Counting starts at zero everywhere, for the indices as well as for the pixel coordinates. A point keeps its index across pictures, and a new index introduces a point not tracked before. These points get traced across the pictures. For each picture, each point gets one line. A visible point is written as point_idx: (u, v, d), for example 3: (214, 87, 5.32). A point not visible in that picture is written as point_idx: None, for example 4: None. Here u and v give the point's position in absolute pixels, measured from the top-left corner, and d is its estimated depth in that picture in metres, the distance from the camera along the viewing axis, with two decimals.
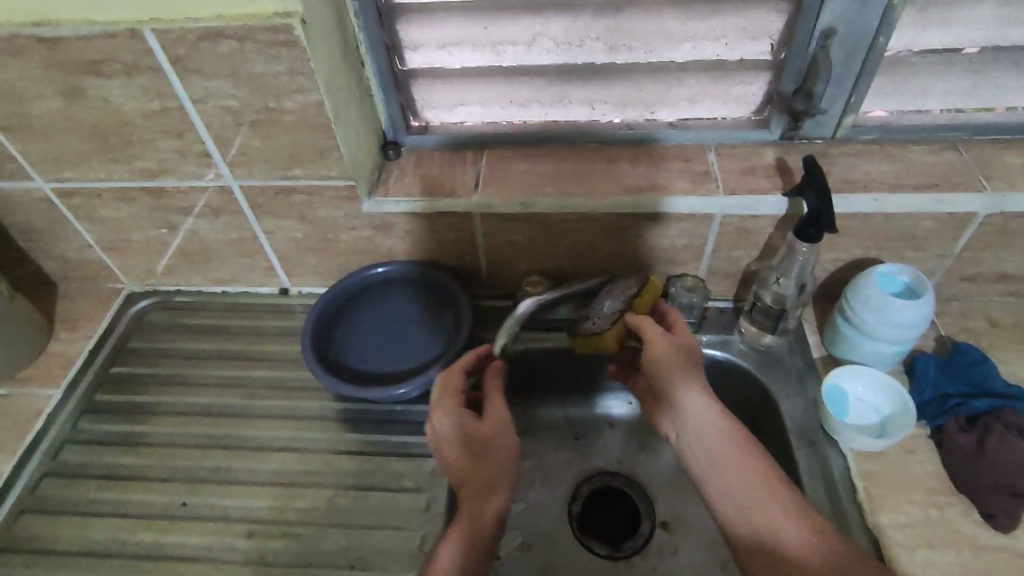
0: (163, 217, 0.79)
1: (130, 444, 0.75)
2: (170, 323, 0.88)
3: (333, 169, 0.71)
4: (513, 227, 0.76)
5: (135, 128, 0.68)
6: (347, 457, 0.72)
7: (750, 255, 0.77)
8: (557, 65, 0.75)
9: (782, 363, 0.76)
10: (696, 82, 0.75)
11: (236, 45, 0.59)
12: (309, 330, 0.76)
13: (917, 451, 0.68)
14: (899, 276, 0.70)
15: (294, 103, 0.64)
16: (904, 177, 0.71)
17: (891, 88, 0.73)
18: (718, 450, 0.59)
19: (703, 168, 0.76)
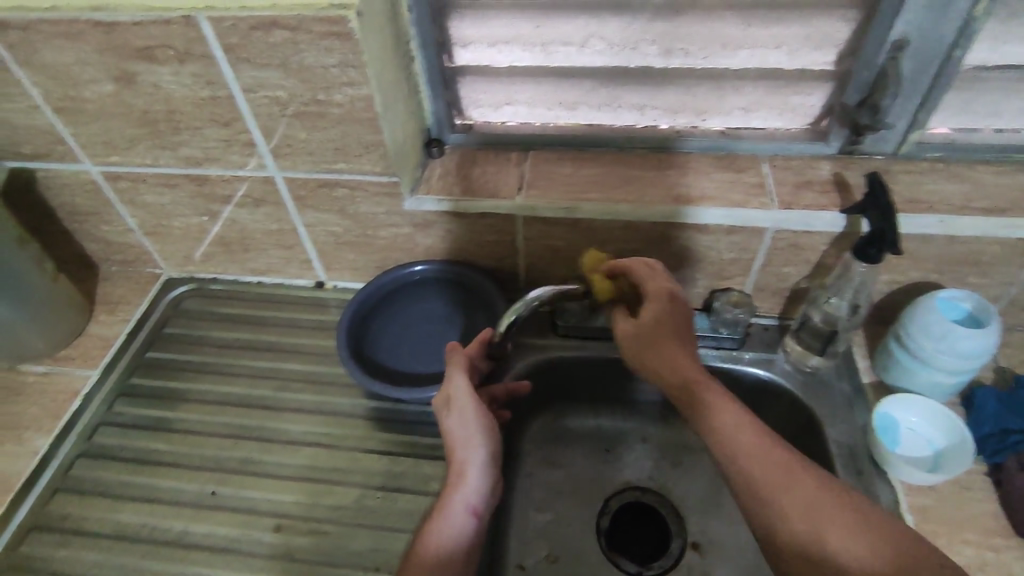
0: (205, 205, 0.79)
1: (162, 429, 0.75)
2: (206, 311, 0.88)
3: (377, 164, 0.70)
4: (556, 232, 0.75)
5: (184, 115, 0.68)
6: (376, 456, 0.71)
7: (801, 272, 0.74)
8: (608, 68, 0.73)
9: (828, 386, 0.74)
10: (753, 90, 0.73)
11: (289, 36, 0.59)
12: (344, 325, 0.76)
13: (972, 488, 0.64)
14: (962, 302, 0.67)
15: (342, 96, 0.64)
16: (972, 199, 0.68)
17: (962, 104, 0.69)
18: (754, 450, 0.54)
19: (756, 180, 0.73)
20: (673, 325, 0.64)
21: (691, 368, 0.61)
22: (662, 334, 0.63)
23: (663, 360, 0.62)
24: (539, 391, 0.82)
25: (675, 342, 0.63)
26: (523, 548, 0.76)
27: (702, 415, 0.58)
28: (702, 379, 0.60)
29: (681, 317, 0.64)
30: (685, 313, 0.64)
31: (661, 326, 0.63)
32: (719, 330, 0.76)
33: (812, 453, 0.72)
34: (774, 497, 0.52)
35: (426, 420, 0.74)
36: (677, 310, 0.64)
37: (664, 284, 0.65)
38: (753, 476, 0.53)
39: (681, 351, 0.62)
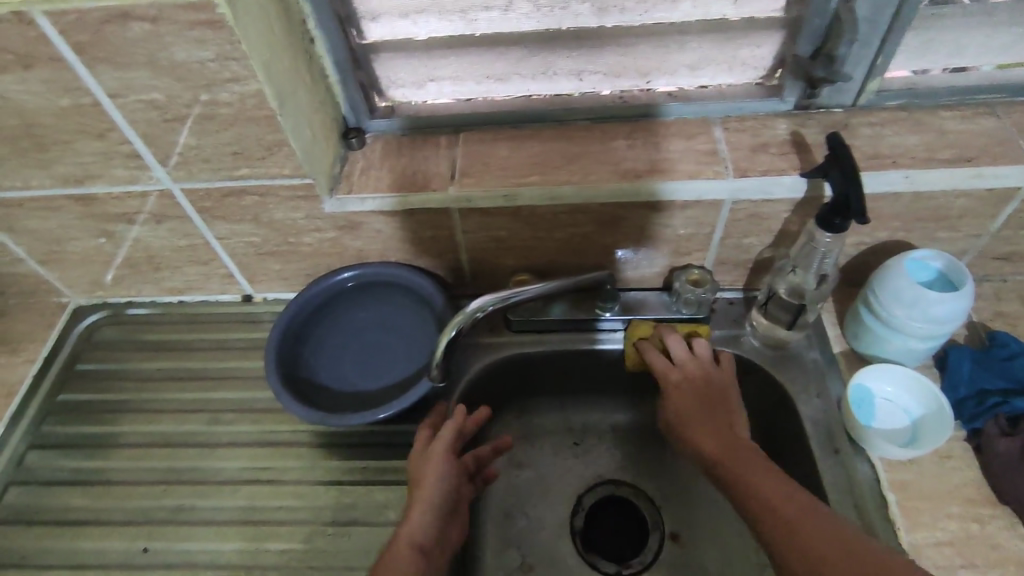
0: (99, 226, 0.69)
1: (82, 483, 0.68)
2: (124, 340, 0.79)
3: (286, 166, 0.62)
4: (498, 222, 0.68)
5: (48, 129, 0.58)
6: (323, 489, 0.65)
7: (763, 242, 0.69)
8: (538, 33, 0.65)
9: (798, 359, 0.70)
10: (699, 46, 0.66)
11: (149, 28, 0.49)
12: (272, 348, 0.68)
13: (953, 457, 0.61)
14: (931, 262, 0.63)
15: (229, 94, 0.54)
16: (937, 149, 0.63)
17: (922, 44, 0.63)
18: (745, 467, 0.57)
19: (709, 147, 0.67)
20: (718, 407, 0.65)
21: (720, 435, 0.62)
22: (691, 407, 0.65)
23: (698, 435, 0.63)
24: (498, 391, 0.76)
25: (731, 415, 0.65)
26: (494, 561, 0.71)
27: (734, 468, 0.57)
28: (740, 440, 0.61)
29: (718, 396, 0.66)
30: (727, 385, 0.67)
31: (692, 399, 0.65)
32: (681, 309, 0.72)
33: (786, 432, 0.68)
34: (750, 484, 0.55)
35: (376, 441, 0.68)
36: (729, 399, 0.66)
37: (699, 376, 0.67)
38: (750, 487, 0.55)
39: (730, 433, 0.62)
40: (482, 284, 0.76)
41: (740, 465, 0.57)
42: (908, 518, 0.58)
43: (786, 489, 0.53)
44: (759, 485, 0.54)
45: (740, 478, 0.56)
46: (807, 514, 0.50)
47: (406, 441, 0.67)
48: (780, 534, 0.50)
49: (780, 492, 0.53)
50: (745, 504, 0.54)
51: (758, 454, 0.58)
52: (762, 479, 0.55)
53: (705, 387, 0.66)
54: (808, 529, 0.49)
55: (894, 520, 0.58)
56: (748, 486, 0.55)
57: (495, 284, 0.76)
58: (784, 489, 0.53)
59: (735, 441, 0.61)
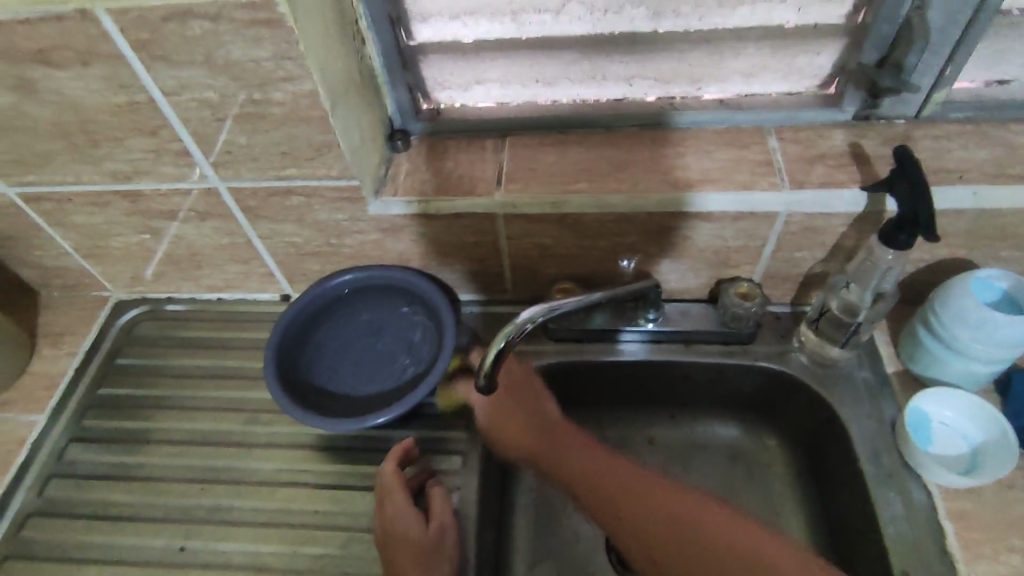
0: (145, 222, 0.70)
1: (120, 477, 0.68)
2: (163, 336, 0.79)
3: (334, 167, 0.61)
4: (542, 228, 0.67)
5: (101, 125, 0.58)
6: (359, 494, 0.64)
7: (816, 256, 0.66)
8: (590, 37, 0.64)
9: (848, 378, 0.67)
10: (756, 53, 0.64)
11: (208, 26, 0.49)
12: (272, 349, 0.67)
13: (1016, 487, 0.59)
14: (997, 282, 0.60)
15: (282, 93, 0.54)
16: (1007, 165, 0.60)
17: (994, 55, 0.61)
18: (586, 471, 0.60)
19: (764, 157, 0.65)
20: (532, 401, 0.64)
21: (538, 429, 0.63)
22: (516, 410, 0.63)
23: (517, 442, 0.63)
24: None
25: (538, 402, 0.65)
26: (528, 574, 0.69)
27: (567, 463, 0.61)
28: (557, 436, 0.63)
29: (525, 392, 0.64)
30: (524, 380, 0.65)
31: (511, 404, 0.63)
32: (727, 324, 0.70)
33: (835, 453, 0.66)
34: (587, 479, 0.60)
35: None
36: (531, 382, 0.66)
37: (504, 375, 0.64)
38: (591, 483, 0.59)
39: (542, 418, 0.64)
40: (521, 290, 0.75)
41: (562, 453, 0.62)
42: (967, 550, 0.56)
43: (615, 478, 0.59)
44: (599, 473, 0.60)
45: (583, 468, 0.60)
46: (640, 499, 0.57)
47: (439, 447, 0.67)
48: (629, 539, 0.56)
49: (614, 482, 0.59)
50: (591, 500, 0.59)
51: (575, 440, 0.63)
52: (598, 475, 0.60)
53: (517, 387, 0.64)
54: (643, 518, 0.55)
55: (952, 551, 0.56)
56: (584, 479, 0.60)
57: (535, 291, 0.75)
58: (622, 483, 0.58)
59: (550, 434, 0.63)
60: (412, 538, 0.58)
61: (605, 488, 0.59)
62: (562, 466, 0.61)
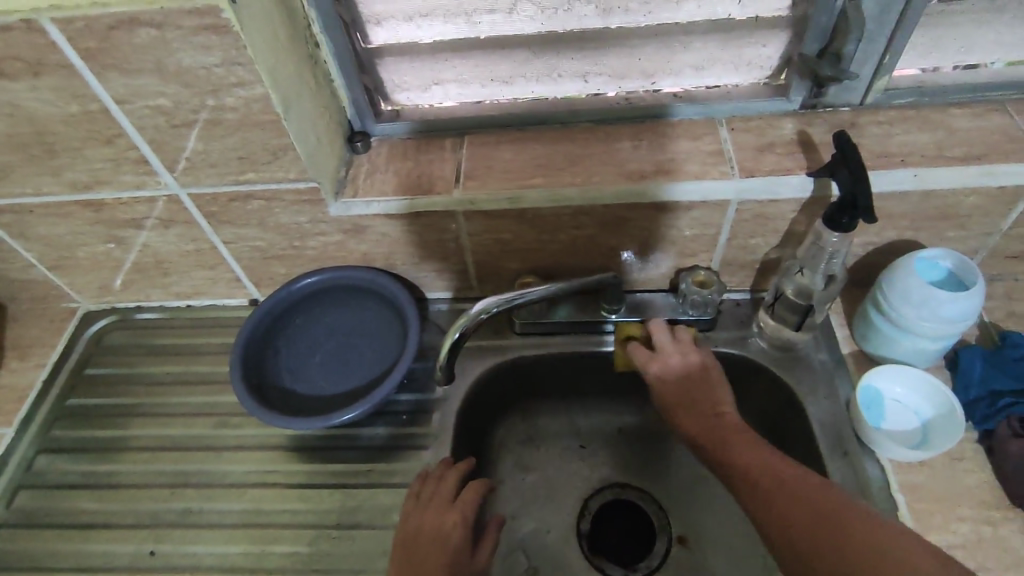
0: (108, 231, 0.70)
1: (91, 485, 0.68)
2: (133, 344, 0.80)
3: (291, 170, 0.62)
4: (502, 224, 0.68)
5: (57, 135, 0.59)
6: (329, 492, 0.65)
7: (770, 242, 0.68)
8: (542, 35, 0.65)
9: (805, 361, 0.69)
10: (704, 46, 0.65)
11: (155, 34, 0.50)
12: (238, 350, 0.68)
13: (965, 459, 0.60)
14: (941, 261, 0.62)
15: (234, 98, 0.55)
16: (946, 148, 0.62)
17: (931, 42, 0.63)
18: (760, 473, 0.55)
19: (715, 147, 0.66)
20: (699, 385, 0.64)
21: (702, 422, 0.62)
22: (692, 385, 0.64)
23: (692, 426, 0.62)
24: (503, 390, 0.76)
25: (709, 387, 0.64)
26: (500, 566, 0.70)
27: (724, 452, 0.58)
28: (724, 429, 0.60)
29: (700, 378, 0.65)
30: (704, 366, 0.65)
31: (682, 381, 0.65)
32: (687, 311, 0.71)
33: (795, 434, 0.68)
34: (752, 481, 0.54)
35: (378, 444, 0.68)
36: (707, 369, 0.65)
37: (678, 361, 0.66)
38: (761, 484, 0.54)
39: (708, 416, 0.62)
40: (487, 286, 0.76)
41: (733, 452, 0.58)
42: (919, 521, 0.57)
43: (791, 478, 0.53)
44: (765, 473, 0.54)
45: (735, 456, 0.57)
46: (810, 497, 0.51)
47: (408, 444, 0.67)
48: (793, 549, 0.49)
49: (770, 475, 0.54)
50: (744, 492, 0.55)
51: (745, 438, 0.59)
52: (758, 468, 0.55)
53: (683, 374, 0.65)
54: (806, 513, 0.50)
55: (904, 524, 0.57)
56: (748, 474, 0.55)
57: (500, 286, 0.76)
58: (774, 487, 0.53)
59: (718, 428, 0.61)
60: (450, 548, 0.58)
61: (768, 483, 0.53)
62: (731, 463, 0.57)
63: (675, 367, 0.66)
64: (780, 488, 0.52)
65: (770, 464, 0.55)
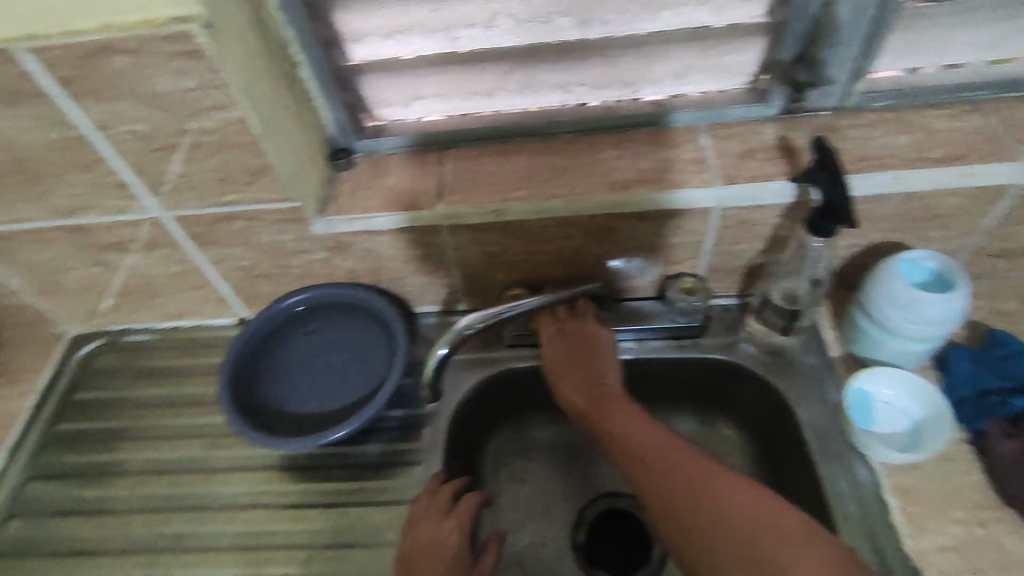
0: (93, 255, 0.70)
1: (80, 512, 0.68)
2: (122, 367, 0.79)
3: (273, 190, 0.62)
4: (487, 237, 0.68)
5: (38, 162, 0.59)
6: (320, 512, 0.65)
7: (755, 248, 0.68)
8: (521, 48, 0.65)
9: (794, 364, 0.69)
10: (683, 55, 0.66)
11: (132, 61, 0.50)
12: (227, 370, 0.68)
13: (955, 460, 0.60)
14: (925, 262, 0.62)
15: (213, 121, 0.55)
16: (926, 149, 0.63)
17: (907, 45, 0.63)
18: (647, 449, 0.56)
19: (696, 155, 0.67)
20: (587, 353, 0.68)
21: (588, 395, 0.65)
22: (581, 354, 0.67)
23: (574, 394, 0.66)
24: (495, 403, 0.75)
25: (598, 359, 0.67)
26: None
27: (609, 426, 0.61)
28: (604, 400, 0.64)
29: (589, 346, 0.68)
30: (590, 338, 0.69)
31: (570, 349, 0.68)
32: (675, 318, 0.71)
33: (786, 439, 0.67)
34: (644, 454, 0.56)
35: (369, 461, 0.67)
36: (598, 340, 0.69)
37: (574, 328, 0.69)
38: (643, 456, 0.56)
39: (600, 389, 0.65)
40: (474, 299, 0.76)
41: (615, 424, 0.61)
42: (910, 523, 0.57)
43: (668, 452, 0.55)
44: (648, 448, 0.56)
45: (617, 433, 0.60)
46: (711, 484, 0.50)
47: (398, 459, 0.67)
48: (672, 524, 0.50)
49: (651, 449, 0.56)
50: (631, 469, 0.56)
51: (628, 411, 0.62)
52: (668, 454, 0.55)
53: (581, 342, 0.68)
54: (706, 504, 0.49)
55: (897, 527, 0.57)
56: (629, 447, 0.58)
57: (488, 298, 0.76)
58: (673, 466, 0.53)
59: (603, 397, 0.64)
60: (447, 559, 0.58)
61: (650, 456, 0.55)
62: (610, 432, 0.60)
63: (569, 333, 0.69)
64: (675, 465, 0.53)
65: (657, 437, 0.57)
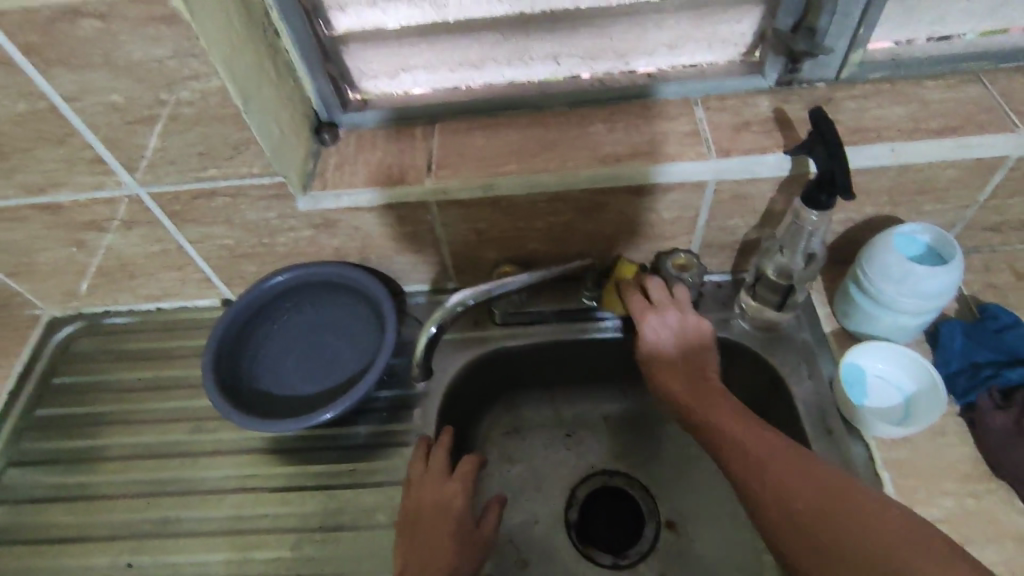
0: (68, 234, 0.67)
1: (63, 498, 0.66)
2: (102, 350, 0.77)
3: (256, 165, 0.60)
4: (477, 214, 0.66)
5: (4, 136, 0.56)
6: (310, 494, 0.64)
7: (749, 222, 0.67)
8: (511, 17, 0.63)
9: (787, 340, 0.69)
10: (677, 24, 0.64)
11: (101, 26, 0.47)
12: (211, 352, 0.66)
13: (947, 433, 0.61)
14: (918, 236, 0.62)
15: (189, 92, 0.52)
16: (922, 120, 0.62)
17: (904, 13, 0.62)
18: (755, 447, 0.55)
19: (691, 127, 0.65)
20: (694, 357, 0.66)
21: (688, 386, 0.64)
22: (687, 356, 0.66)
23: (682, 392, 0.64)
24: (487, 383, 0.74)
25: (705, 365, 0.65)
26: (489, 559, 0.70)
27: (715, 423, 0.59)
28: (716, 400, 0.62)
29: (694, 351, 0.66)
30: (699, 336, 0.66)
31: (681, 349, 0.66)
32: None
33: (780, 414, 0.67)
34: (753, 454, 0.55)
35: (359, 442, 0.66)
36: (704, 340, 0.66)
37: (679, 324, 0.66)
38: (748, 458, 0.55)
39: (702, 385, 0.64)
40: (465, 277, 0.75)
41: (723, 423, 0.59)
42: (904, 496, 0.57)
43: (783, 450, 0.54)
44: (752, 444, 0.56)
45: (726, 435, 0.58)
46: (804, 475, 0.52)
47: (389, 440, 0.66)
48: (765, 506, 0.52)
49: (761, 445, 0.55)
50: (728, 460, 0.56)
51: (731, 411, 0.60)
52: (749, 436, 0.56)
53: (682, 344, 0.66)
54: (798, 488, 0.51)
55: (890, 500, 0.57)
56: (735, 443, 0.57)
57: (479, 277, 0.74)
58: (776, 459, 0.53)
59: (710, 396, 0.62)
60: (452, 517, 0.59)
61: (754, 453, 0.55)
62: (719, 431, 0.59)
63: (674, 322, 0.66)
64: (780, 463, 0.53)
65: (765, 433, 0.56)
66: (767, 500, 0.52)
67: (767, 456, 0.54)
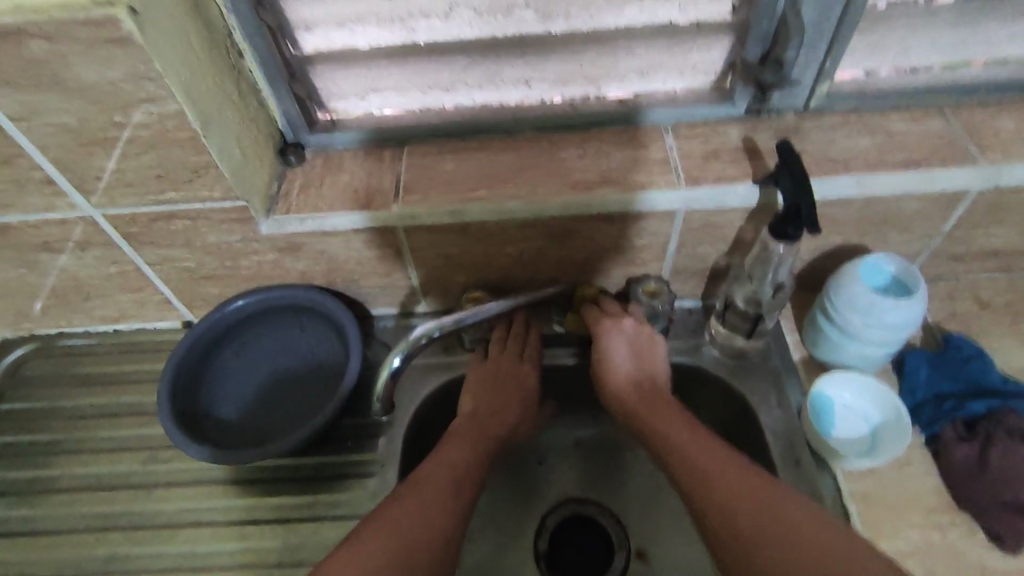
0: (17, 255, 0.64)
1: (8, 533, 0.63)
2: (55, 375, 0.74)
3: (216, 189, 0.58)
4: (446, 239, 0.65)
5: None
6: (270, 528, 0.61)
7: (719, 250, 0.67)
8: (481, 41, 0.62)
9: (757, 368, 0.69)
10: (648, 52, 0.64)
11: (49, 47, 0.45)
12: (167, 380, 0.64)
13: (912, 464, 0.61)
14: (885, 266, 0.62)
15: (144, 115, 0.51)
16: (887, 152, 0.62)
17: (870, 46, 0.63)
18: (701, 456, 0.53)
19: (661, 155, 0.65)
20: (644, 366, 0.65)
21: (642, 397, 0.62)
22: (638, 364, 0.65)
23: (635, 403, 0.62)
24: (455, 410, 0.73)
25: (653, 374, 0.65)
26: None
27: (666, 433, 0.57)
28: (665, 409, 0.60)
29: (644, 357, 0.65)
30: (647, 342, 0.66)
31: (631, 355, 0.65)
32: None
33: (749, 443, 0.67)
34: (697, 463, 0.53)
35: (321, 473, 0.64)
36: (651, 346, 0.66)
37: (627, 330, 0.66)
38: (691, 470, 0.53)
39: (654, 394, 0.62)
40: (435, 301, 0.73)
41: (671, 433, 0.57)
42: (871, 529, 0.57)
43: (723, 458, 0.52)
44: (698, 456, 0.53)
45: (675, 445, 0.56)
46: (750, 483, 0.50)
47: (353, 470, 0.64)
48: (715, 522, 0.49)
49: (704, 456, 0.53)
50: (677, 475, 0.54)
51: (684, 419, 0.58)
52: (695, 449, 0.54)
53: (632, 351, 0.65)
54: (738, 498, 0.49)
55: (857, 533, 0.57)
56: (680, 454, 0.55)
57: (449, 301, 0.73)
58: (715, 467, 0.52)
59: (656, 403, 0.61)
60: None
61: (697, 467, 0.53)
62: (665, 439, 0.57)
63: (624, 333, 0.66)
64: (722, 472, 0.51)
65: (712, 444, 0.55)
66: (714, 516, 0.49)
67: (706, 469, 0.52)
